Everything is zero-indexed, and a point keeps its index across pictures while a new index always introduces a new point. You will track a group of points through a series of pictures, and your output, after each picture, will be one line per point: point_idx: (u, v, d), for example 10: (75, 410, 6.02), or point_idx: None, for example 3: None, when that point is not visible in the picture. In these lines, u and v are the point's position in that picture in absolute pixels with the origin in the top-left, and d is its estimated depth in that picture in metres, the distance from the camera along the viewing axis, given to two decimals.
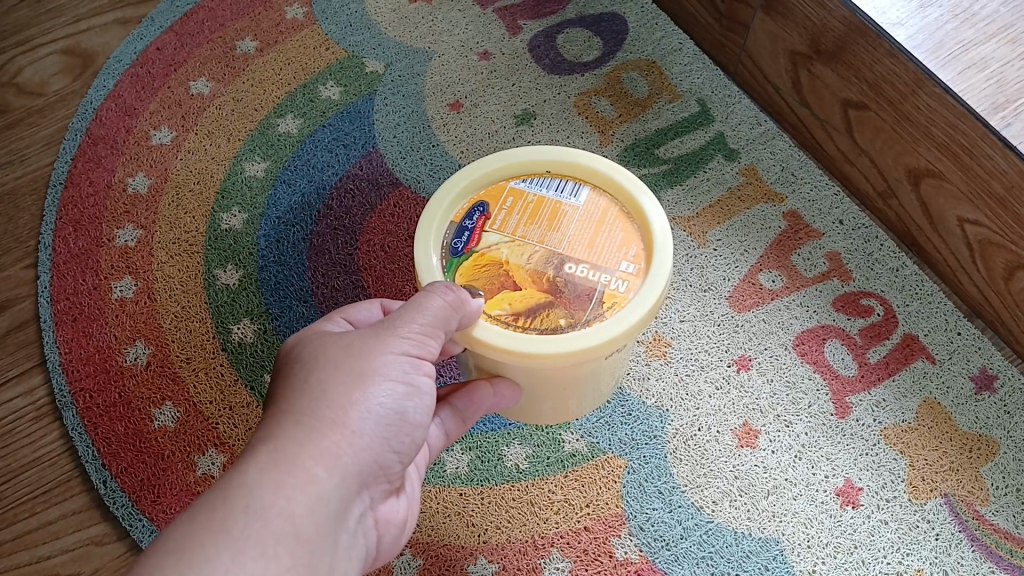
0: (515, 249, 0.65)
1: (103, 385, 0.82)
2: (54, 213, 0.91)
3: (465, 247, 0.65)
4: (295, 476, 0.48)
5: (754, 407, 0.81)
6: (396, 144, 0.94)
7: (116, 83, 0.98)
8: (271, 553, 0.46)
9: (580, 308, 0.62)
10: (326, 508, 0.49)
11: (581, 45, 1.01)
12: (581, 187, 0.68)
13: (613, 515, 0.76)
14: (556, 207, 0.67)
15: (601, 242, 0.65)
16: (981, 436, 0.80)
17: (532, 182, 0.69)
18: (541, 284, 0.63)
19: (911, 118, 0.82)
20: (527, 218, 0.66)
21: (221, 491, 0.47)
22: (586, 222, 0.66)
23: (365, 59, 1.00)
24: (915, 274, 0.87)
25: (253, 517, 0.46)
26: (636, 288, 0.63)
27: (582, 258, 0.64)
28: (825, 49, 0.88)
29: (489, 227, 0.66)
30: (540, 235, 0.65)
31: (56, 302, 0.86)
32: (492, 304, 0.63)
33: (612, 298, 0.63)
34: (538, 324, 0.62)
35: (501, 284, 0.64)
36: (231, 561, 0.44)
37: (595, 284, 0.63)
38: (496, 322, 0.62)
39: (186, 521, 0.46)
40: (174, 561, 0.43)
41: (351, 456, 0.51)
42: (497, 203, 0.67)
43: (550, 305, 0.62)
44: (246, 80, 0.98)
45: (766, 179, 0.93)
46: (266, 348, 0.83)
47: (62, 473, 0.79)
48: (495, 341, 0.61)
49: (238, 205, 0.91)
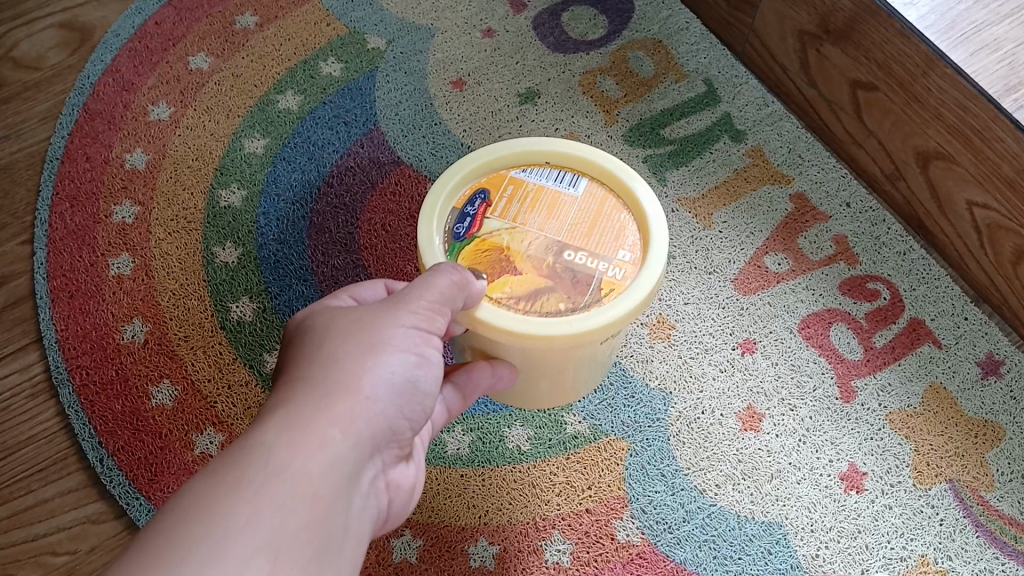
0: (515, 235, 0.64)
1: (101, 363, 0.81)
2: (51, 189, 0.89)
3: (466, 233, 0.64)
4: (310, 439, 0.47)
5: (758, 390, 0.81)
6: (398, 122, 0.93)
7: (113, 58, 0.97)
8: (288, 513, 0.44)
9: (580, 293, 0.61)
10: (341, 471, 0.48)
11: (586, 23, 0.99)
12: (579, 178, 0.67)
13: (616, 497, 0.76)
14: (555, 196, 0.66)
15: (599, 232, 0.64)
16: (987, 422, 0.79)
17: (531, 172, 0.68)
18: (542, 269, 0.62)
19: (922, 100, 0.81)
20: (527, 206, 0.65)
21: (237, 450, 0.46)
22: (585, 212, 0.65)
23: (366, 36, 0.98)
24: (922, 257, 0.86)
25: (270, 476, 0.45)
26: (634, 276, 0.62)
27: (580, 245, 0.63)
28: (834, 29, 0.86)
29: (490, 214, 0.65)
30: (540, 223, 0.64)
31: (53, 279, 0.85)
32: (493, 286, 0.62)
33: (610, 285, 0.62)
34: (537, 308, 0.61)
35: (502, 267, 0.62)
36: (249, 518, 0.43)
37: (593, 270, 0.62)
38: (497, 305, 0.61)
39: (203, 478, 0.44)
40: (194, 513, 0.42)
41: (365, 420, 0.50)
42: (497, 191, 0.66)
43: (550, 289, 0.61)
44: (246, 56, 0.96)
45: (772, 161, 0.91)
46: (265, 328, 0.82)
47: (59, 450, 0.78)
48: (497, 323, 0.60)
49: (237, 182, 0.90)
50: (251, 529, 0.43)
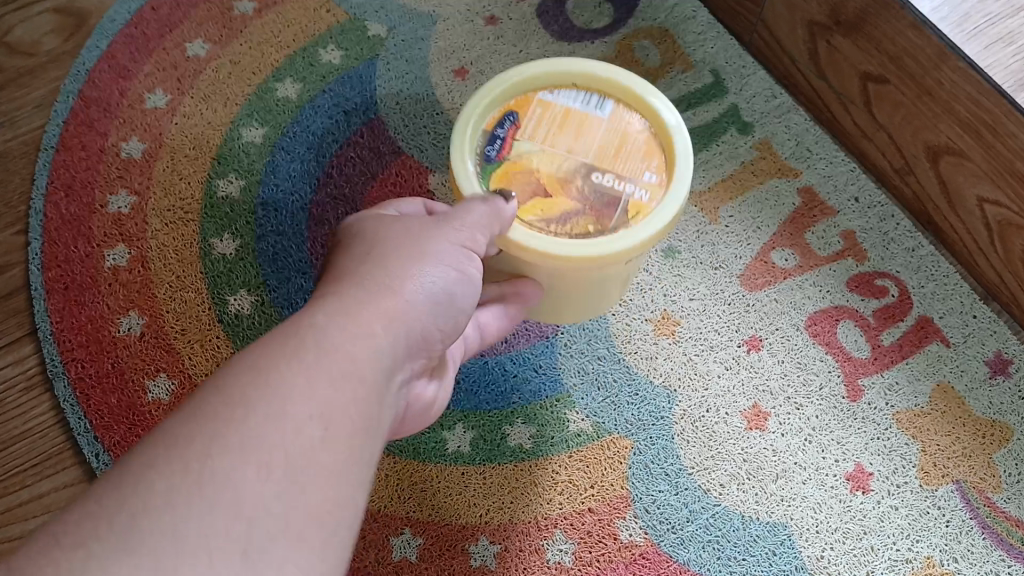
0: (546, 157, 0.65)
1: (96, 356, 0.80)
2: (46, 178, 0.88)
3: (497, 155, 0.65)
4: (361, 323, 0.46)
5: (764, 388, 0.80)
6: (399, 111, 0.91)
7: (108, 43, 0.94)
8: (334, 391, 0.42)
9: (608, 215, 0.63)
10: (384, 363, 0.46)
11: (591, 11, 0.97)
12: (606, 100, 0.68)
13: (619, 497, 0.75)
14: (583, 118, 0.67)
15: (625, 154, 0.66)
16: (994, 422, 0.78)
17: (558, 93, 0.68)
18: (571, 190, 0.64)
19: (934, 94, 0.80)
20: (555, 129, 0.67)
21: (290, 326, 0.44)
22: (612, 134, 0.66)
23: (367, 23, 0.96)
24: (931, 254, 0.85)
25: (323, 351, 0.43)
26: (659, 198, 0.64)
27: (608, 168, 0.65)
28: (845, 21, 0.85)
29: (520, 138, 0.66)
30: (568, 145, 0.66)
31: (47, 270, 0.83)
32: (525, 208, 0.64)
33: (636, 207, 0.64)
34: (568, 229, 0.63)
35: (534, 189, 0.64)
36: (299, 386, 0.41)
37: (620, 192, 0.64)
38: (530, 226, 0.63)
39: (255, 348, 0.42)
40: (246, 377, 0.40)
41: (408, 317, 0.49)
42: (527, 112, 0.67)
43: (579, 211, 0.63)
44: (244, 42, 0.94)
45: (780, 154, 0.90)
46: (265, 322, 0.81)
47: (54, 445, 0.77)
48: (532, 245, 0.62)
49: (235, 171, 0.88)
50: (300, 399, 0.40)
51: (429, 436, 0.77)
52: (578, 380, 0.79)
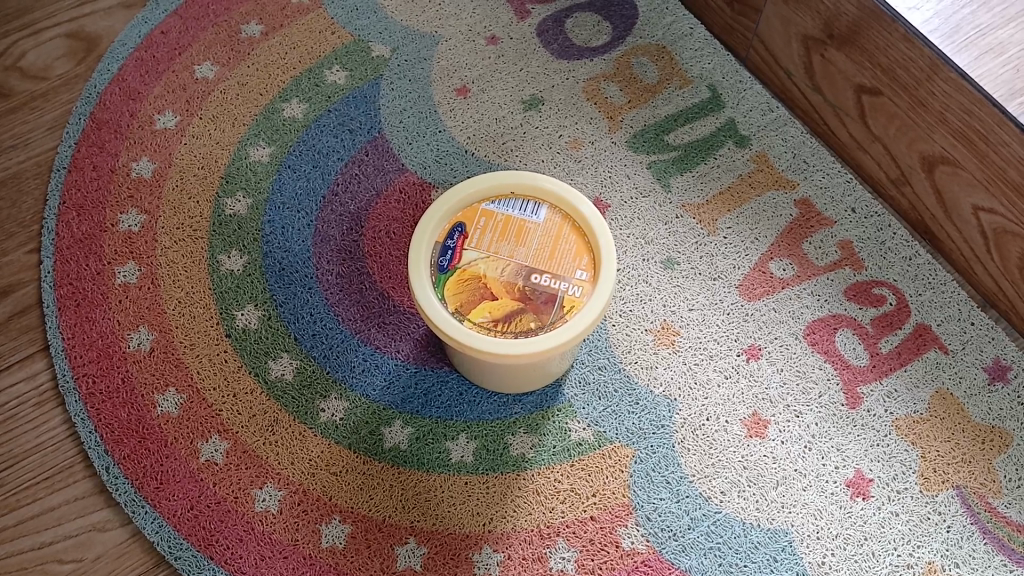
0: (491, 264, 0.70)
1: (107, 371, 0.81)
2: (58, 198, 0.90)
3: (449, 264, 0.70)
4: None
5: (764, 397, 0.80)
6: (402, 129, 0.93)
7: (120, 66, 0.96)
8: None
9: (546, 312, 0.68)
10: None
11: (590, 30, 0.99)
12: (540, 206, 0.73)
13: (619, 505, 0.76)
14: (521, 224, 0.72)
15: (559, 254, 0.70)
16: (994, 428, 0.79)
17: (500, 203, 0.73)
18: (514, 293, 0.69)
19: (927, 104, 0.81)
20: (498, 236, 0.71)
21: None
22: (547, 237, 0.71)
23: (371, 44, 0.98)
24: (928, 262, 0.86)
25: None
26: (590, 293, 0.69)
27: (543, 268, 0.70)
28: (838, 34, 0.86)
29: (469, 246, 0.71)
30: (509, 251, 0.70)
31: (59, 287, 0.85)
32: (475, 312, 0.68)
33: (570, 302, 0.68)
34: (513, 327, 0.68)
35: (481, 295, 0.69)
36: None
37: (556, 290, 0.69)
38: (479, 328, 0.68)
39: None
40: None
41: None
42: (473, 223, 0.72)
43: (522, 309, 0.68)
44: (251, 64, 0.97)
45: (777, 166, 0.91)
46: (271, 335, 0.83)
47: (66, 459, 0.79)
48: (481, 345, 0.67)
49: (242, 190, 0.90)
50: None
51: (432, 446, 0.78)
52: (580, 390, 0.80)
